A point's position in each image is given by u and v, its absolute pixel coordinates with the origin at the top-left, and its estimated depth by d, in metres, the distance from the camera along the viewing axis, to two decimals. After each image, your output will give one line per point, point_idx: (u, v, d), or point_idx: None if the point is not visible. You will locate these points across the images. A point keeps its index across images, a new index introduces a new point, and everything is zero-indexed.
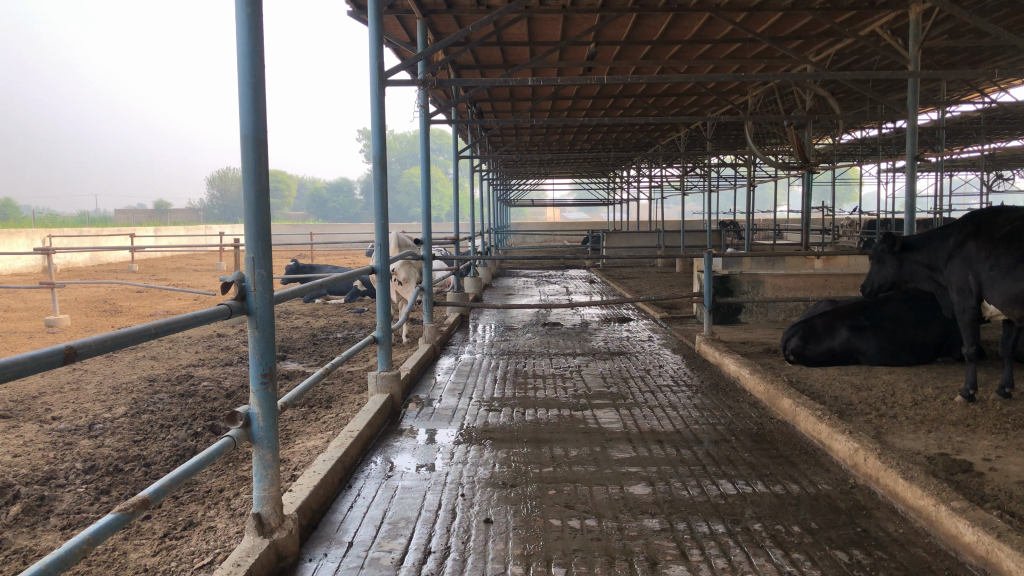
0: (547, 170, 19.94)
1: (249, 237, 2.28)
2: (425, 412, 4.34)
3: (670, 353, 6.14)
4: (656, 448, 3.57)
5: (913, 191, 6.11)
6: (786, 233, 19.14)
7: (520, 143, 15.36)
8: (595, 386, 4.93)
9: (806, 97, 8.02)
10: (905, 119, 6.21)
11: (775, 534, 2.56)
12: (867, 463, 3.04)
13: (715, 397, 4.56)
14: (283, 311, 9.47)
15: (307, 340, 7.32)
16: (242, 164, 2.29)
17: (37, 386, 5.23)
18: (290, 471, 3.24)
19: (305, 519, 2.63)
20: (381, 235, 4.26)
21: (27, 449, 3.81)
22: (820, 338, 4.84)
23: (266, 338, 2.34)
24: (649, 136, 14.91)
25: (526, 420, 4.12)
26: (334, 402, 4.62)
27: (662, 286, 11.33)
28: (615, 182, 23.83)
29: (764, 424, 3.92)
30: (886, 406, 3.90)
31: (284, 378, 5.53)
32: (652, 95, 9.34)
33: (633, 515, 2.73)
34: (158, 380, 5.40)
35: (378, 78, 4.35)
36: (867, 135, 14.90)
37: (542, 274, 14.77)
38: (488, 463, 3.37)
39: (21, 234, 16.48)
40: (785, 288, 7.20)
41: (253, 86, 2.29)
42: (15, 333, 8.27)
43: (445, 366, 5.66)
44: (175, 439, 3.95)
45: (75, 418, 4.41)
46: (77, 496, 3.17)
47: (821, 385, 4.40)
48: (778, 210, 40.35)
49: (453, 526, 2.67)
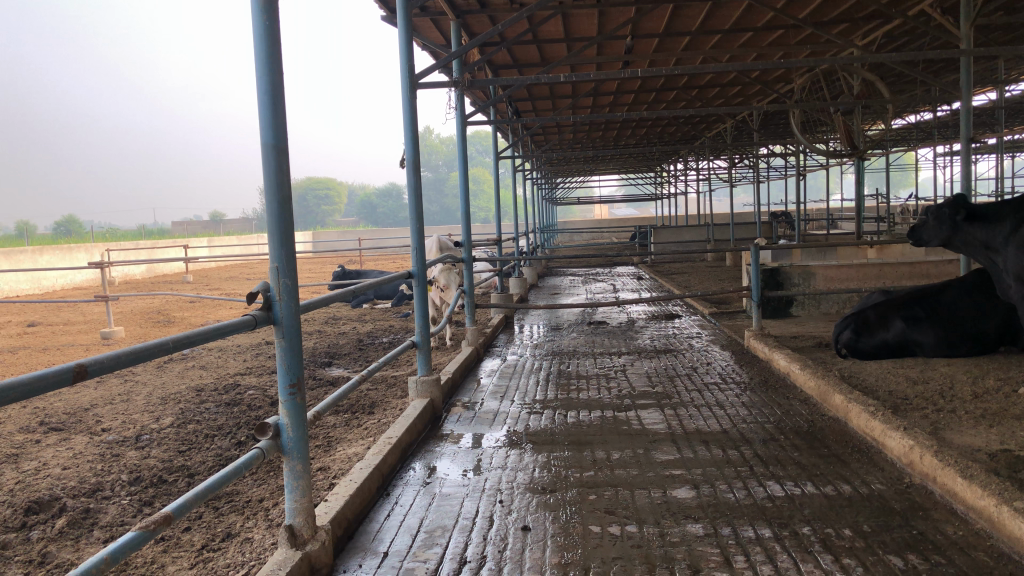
0: (592, 167, 19.80)
1: (272, 246, 2.26)
2: (466, 416, 4.29)
3: (718, 349, 6.00)
4: (701, 449, 3.46)
5: (969, 173, 5.88)
6: (840, 223, 18.68)
7: (562, 142, 15.27)
8: (640, 386, 4.83)
9: (854, 82, 7.77)
10: (959, 99, 5.96)
11: (825, 538, 2.44)
12: (923, 461, 2.91)
13: (764, 394, 4.42)
14: (331, 318, 9.53)
15: (353, 346, 7.34)
16: (264, 173, 2.27)
17: (89, 398, 5.34)
18: (328, 480, 3.22)
19: (341, 529, 2.60)
20: (416, 239, 4.22)
21: (75, 462, 3.87)
22: (874, 331, 4.69)
23: (292, 348, 2.31)
24: (694, 128, 14.68)
25: (567, 422, 4.05)
26: (376, 407, 4.61)
27: (711, 281, 11.10)
28: (661, 177, 23.54)
29: (814, 421, 3.79)
30: (944, 400, 3.72)
31: (328, 384, 5.55)
32: (695, 86, 9.19)
33: (675, 521, 2.64)
34: (205, 389, 5.47)
35: (409, 81, 4.31)
36: (921, 118, 14.43)
37: (589, 273, 14.63)
38: (528, 468, 3.31)
39: (82, 249, 16.97)
40: (836, 279, 7.00)
41: (272, 93, 2.25)
42: (72, 346, 8.48)
43: (489, 369, 5.62)
44: (219, 449, 3.97)
45: (124, 429, 4.47)
46: (121, 508, 3.20)
47: (875, 379, 4.23)
48: (832, 202, 39.71)
49: (490, 534, 2.61)
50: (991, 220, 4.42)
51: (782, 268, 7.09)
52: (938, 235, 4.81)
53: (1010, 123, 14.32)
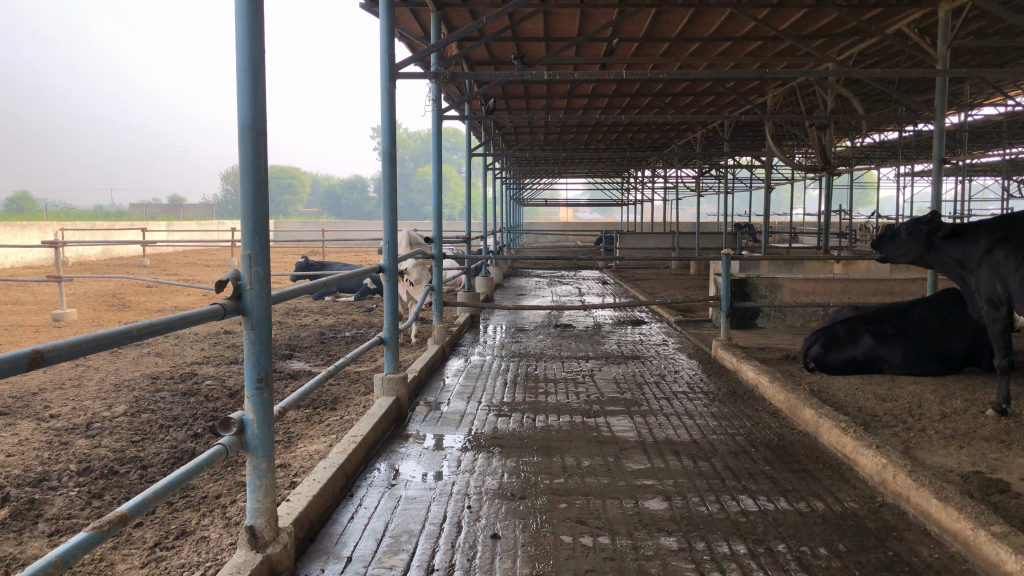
0: (561, 170, 19.78)
1: (246, 233, 2.15)
2: (432, 416, 4.20)
3: (685, 357, 5.98)
4: (672, 459, 3.42)
5: (940, 194, 5.91)
6: (802, 237, 18.89)
7: (533, 142, 15.21)
8: (609, 392, 4.78)
9: (828, 98, 7.83)
10: (933, 120, 5.99)
11: (801, 556, 2.40)
12: (896, 480, 2.89)
13: (733, 405, 4.40)
14: (291, 309, 9.34)
15: (315, 339, 7.20)
16: (240, 155, 2.15)
17: (37, 382, 5.13)
18: (290, 478, 3.11)
19: (303, 531, 2.49)
20: (389, 233, 4.11)
21: (21, 448, 3.70)
22: (843, 345, 4.68)
23: (262, 341, 2.20)
24: (665, 135, 14.74)
25: (536, 427, 3.98)
26: (339, 404, 4.49)
27: (676, 289, 11.12)
28: (629, 182, 23.61)
29: (784, 435, 3.77)
30: (914, 418, 3.72)
31: (289, 377, 5.41)
32: (670, 93, 9.19)
33: (649, 533, 2.58)
34: (161, 377, 5.29)
35: (389, 71, 4.21)
36: (887, 137, 14.66)
37: (554, 275, 14.60)
38: (497, 472, 3.23)
39: (34, 226, 16.49)
40: (803, 293, 7.04)
41: (252, 72, 2.14)
42: (21, 327, 8.19)
43: (455, 368, 5.52)
44: (174, 441, 3.82)
45: (73, 416, 4.30)
46: (69, 500, 3.05)
47: (843, 394, 4.23)
48: (794, 215, 40.54)
49: (458, 541, 2.52)
50: (969, 237, 4.38)
51: (750, 279, 7.10)
52: (908, 251, 4.85)
53: (972, 147, 14.57)
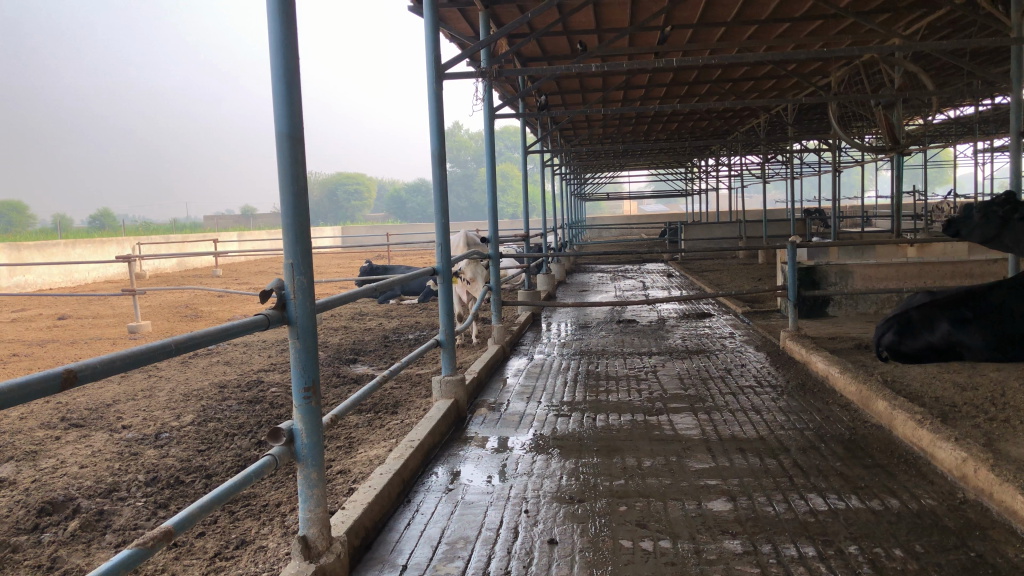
0: (622, 162, 19.54)
1: (288, 241, 2.14)
2: (491, 418, 4.16)
3: (752, 350, 5.81)
4: (737, 457, 3.30)
5: (1019, 169, 5.60)
6: (876, 220, 18.26)
7: (592, 136, 15.07)
8: (672, 388, 4.66)
9: (896, 75, 7.52)
10: (1009, 92, 5.68)
11: (874, 559, 2.28)
12: (977, 474, 2.73)
13: (802, 398, 4.24)
14: (357, 314, 9.45)
15: (379, 342, 7.25)
16: (278, 165, 2.14)
17: (112, 394, 5.28)
18: (348, 484, 3.11)
19: (358, 539, 2.48)
20: (442, 235, 4.09)
21: (94, 460, 3.80)
22: (918, 332, 4.48)
23: (307, 350, 2.19)
24: (727, 122, 14.44)
25: (596, 426, 3.90)
26: (400, 407, 4.49)
27: (744, 280, 10.84)
28: (693, 172, 23.20)
29: (857, 428, 3.61)
30: (997, 408, 3.52)
31: (352, 382, 5.44)
32: (729, 79, 8.97)
33: (712, 536, 2.48)
34: (228, 385, 5.39)
35: (435, 73, 4.18)
36: (961, 113, 14.06)
37: (618, 270, 14.43)
38: (555, 475, 3.17)
39: (113, 241, 17.13)
40: (875, 279, 6.78)
41: (288, 79, 2.13)
42: (100, 339, 8.48)
43: (515, 368, 5.48)
44: (238, 449, 3.87)
45: (144, 426, 4.40)
46: (135, 511, 3.10)
47: (920, 384, 4.03)
48: (866, 196, 39.53)
49: (514, 547, 2.47)
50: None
51: (819, 267, 6.89)
52: (980, 233, 4.63)
53: None
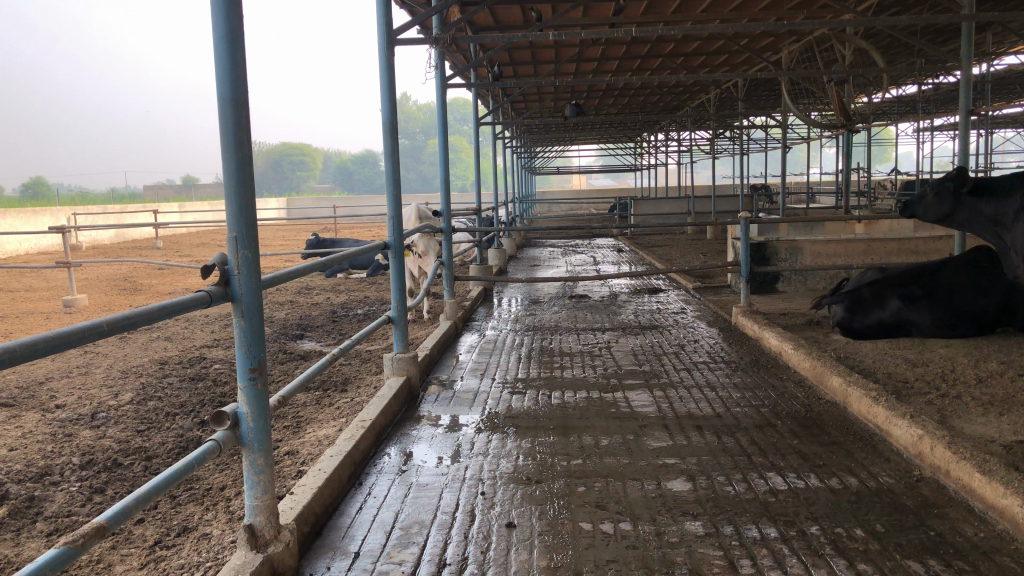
0: (572, 137, 19.45)
1: (231, 214, 1.99)
2: (444, 396, 4.06)
3: (705, 326, 5.81)
4: (694, 435, 3.27)
5: (967, 147, 5.66)
6: (820, 197, 18.54)
7: (543, 109, 14.94)
8: (627, 365, 4.63)
9: (846, 51, 7.55)
10: (959, 69, 5.71)
11: (835, 539, 2.25)
12: (933, 452, 2.73)
13: (756, 374, 4.24)
14: (303, 288, 9.23)
15: (326, 317, 7.07)
16: (221, 131, 1.99)
17: (44, 372, 5.04)
18: (296, 467, 2.99)
19: (307, 526, 2.37)
20: (393, 208, 3.95)
21: (24, 442, 3.60)
22: (869, 309, 4.50)
23: (253, 329, 2.05)
24: (678, 97, 14.42)
25: (552, 404, 3.83)
26: (350, 385, 4.37)
27: (693, 255, 10.87)
28: (642, 147, 23.23)
29: (811, 405, 3.61)
30: (948, 384, 3.55)
31: (299, 358, 5.29)
32: (682, 53, 8.92)
33: (673, 518, 2.43)
34: (169, 362, 5.19)
35: (387, 40, 4.02)
36: (904, 92, 14.29)
37: (568, 245, 14.41)
38: (511, 455, 3.09)
39: (46, 211, 16.48)
40: (824, 256, 6.83)
41: (230, 40, 1.98)
42: (32, 314, 8.12)
43: (468, 344, 5.38)
44: (180, 429, 3.71)
45: (78, 406, 4.20)
46: (70, 496, 2.94)
47: (872, 360, 4.05)
48: (810, 172, 40.26)
49: (471, 531, 2.39)
50: (1001, 194, 4.54)
51: (769, 243, 6.94)
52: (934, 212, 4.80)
53: (993, 99, 14.12)
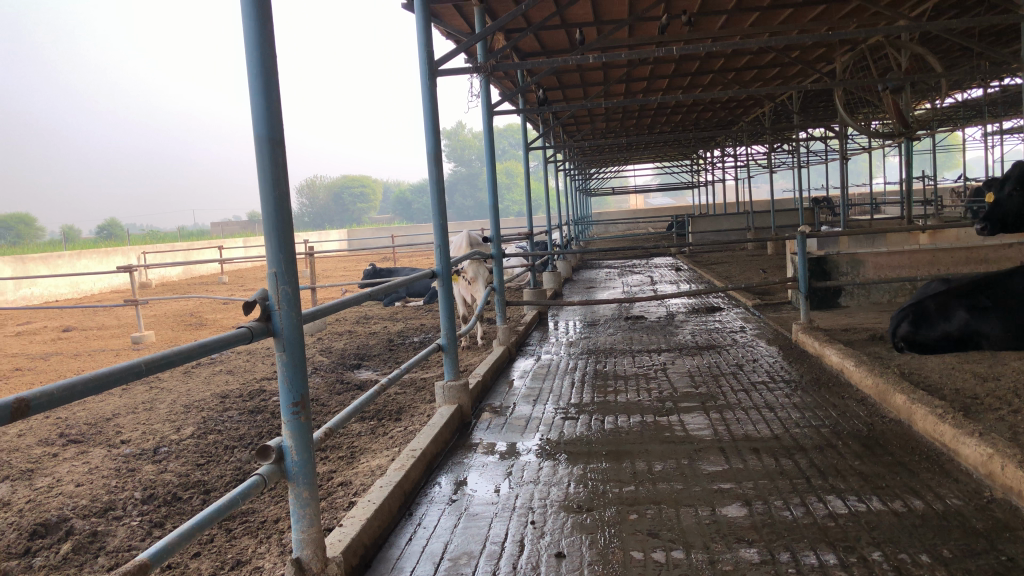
0: (626, 157, 19.37)
1: (271, 249, 2.02)
2: (496, 423, 4.04)
3: (764, 344, 5.67)
4: (751, 458, 3.18)
5: None
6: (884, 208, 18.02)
7: (595, 131, 14.93)
8: (682, 387, 4.54)
9: (902, 57, 7.36)
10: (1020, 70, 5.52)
11: (899, 566, 2.15)
12: (1004, 471, 2.60)
13: (816, 393, 4.11)
14: (362, 317, 9.35)
15: (383, 346, 7.14)
16: (258, 169, 2.03)
17: (111, 407, 5.19)
18: (349, 498, 3.00)
19: (356, 558, 2.37)
20: (440, 236, 3.98)
21: (90, 478, 3.70)
22: (934, 322, 4.34)
23: (294, 363, 2.07)
24: (731, 113, 14.25)
25: (605, 429, 3.78)
26: (404, 413, 4.39)
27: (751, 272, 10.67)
28: (699, 164, 22.98)
29: (874, 424, 3.48)
30: (1019, 399, 3.39)
31: (355, 388, 5.34)
32: (732, 68, 8.82)
33: (727, 545, 2.36)
34: (230, 395, 5.29)
35: (428, 70, 4.07)
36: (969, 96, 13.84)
37: (625, 266, 14.28)
38: (562, 482, 3.05)
39: (118, 252, 17.11)
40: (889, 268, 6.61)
41: (265, 77, 2.01)
42: (103, 351, 8.41)
43: (521, 369, 5.36)
44: (238, 462, 3.78)
45: (142, 440, 4.30)
46: (130, 530, 3.01)
47: (939, 375, 3.90)
48: (875, 182, 39.21)
49: (520, 562, 2.36)
50: None
51: (829, 257, 6.78)
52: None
53: None
